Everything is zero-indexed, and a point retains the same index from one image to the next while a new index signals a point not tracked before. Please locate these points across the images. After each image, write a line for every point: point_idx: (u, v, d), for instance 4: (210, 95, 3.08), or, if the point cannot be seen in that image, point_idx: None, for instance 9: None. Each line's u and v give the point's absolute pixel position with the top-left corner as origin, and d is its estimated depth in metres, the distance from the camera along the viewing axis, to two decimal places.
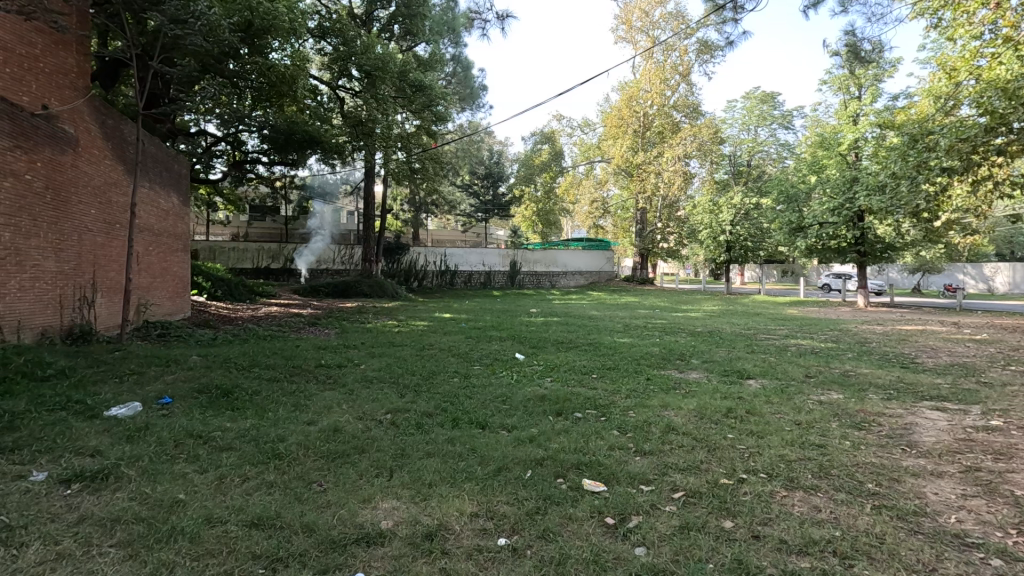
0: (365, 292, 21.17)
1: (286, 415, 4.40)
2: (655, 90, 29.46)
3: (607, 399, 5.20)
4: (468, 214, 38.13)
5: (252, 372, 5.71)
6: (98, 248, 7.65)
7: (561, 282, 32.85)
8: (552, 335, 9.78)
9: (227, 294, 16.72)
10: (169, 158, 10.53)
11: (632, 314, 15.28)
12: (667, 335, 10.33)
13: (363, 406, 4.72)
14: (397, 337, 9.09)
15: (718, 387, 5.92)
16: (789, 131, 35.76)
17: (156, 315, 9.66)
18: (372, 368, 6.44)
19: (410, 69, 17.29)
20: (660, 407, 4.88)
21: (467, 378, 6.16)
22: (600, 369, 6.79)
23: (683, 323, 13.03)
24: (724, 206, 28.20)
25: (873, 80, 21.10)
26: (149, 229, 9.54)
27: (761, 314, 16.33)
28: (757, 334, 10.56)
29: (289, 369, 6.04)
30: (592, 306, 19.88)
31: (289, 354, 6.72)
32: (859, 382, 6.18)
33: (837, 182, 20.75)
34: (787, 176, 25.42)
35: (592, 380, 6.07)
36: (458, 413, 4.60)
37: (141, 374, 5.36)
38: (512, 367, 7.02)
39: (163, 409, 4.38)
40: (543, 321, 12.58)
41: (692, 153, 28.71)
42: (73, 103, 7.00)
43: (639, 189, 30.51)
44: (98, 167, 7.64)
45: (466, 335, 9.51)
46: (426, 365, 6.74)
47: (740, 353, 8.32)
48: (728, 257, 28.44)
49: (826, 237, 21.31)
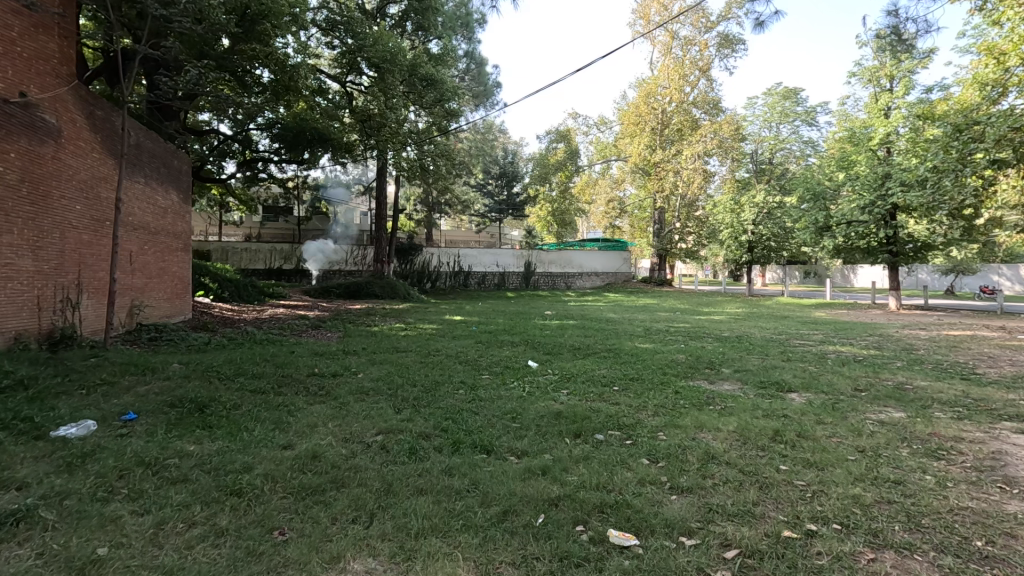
0: (376, 294, 20.68)
1: (261, 436, 3.81)
2: (674, 86, 28.59)
3: (631, 417, 4.55)
4: (482, 214, 37.62)
5: (235, 382, 5.15)
6: (85, 247, 7.19)
7: (577, 283, 32.11)
8: (567, 340, 9.14)
9: (234, 296, 16.33)
10: (169, 154, 10.11)
11: (652, 317, 14.52)
12: (692, 340, 9.62)
13: (352, 425, 4.13)
14: (403, 342, 8.51)
15: (757, 402, 5.22)
16: (813, 127, 34.58)
17: (151, 317, 9.22)
18: (371, 377, 5.86)
19: (422, 63, 16.84)
20: (695, 429, 4.21)
21: (474, 390, 5.54)
22: (622, 379, 6.13)
23: (708, 326, 12.28)
24: (746, 205, 27.18)
25: (906, 71, 20.12)
26: (144, 227, 9.08)
27: (788, 317, 15.49)
28: (790, 339, 9.78)
29: (278, 379, 5.47)
30: (610, 308, 19.17)
31: (281, 362, 6.16)
32: (919, 397, 5.43)
33: (867, 178, 19.73)
34: (814, 173, 24.39)
35: (614, 393, 5.42)
36: (459, 435, 3.98)
37: (112, 385, 4.82)
38: (524, 376, 6.39)
39: (124, 428, 3.83)
40: (557, 324, 11.97)
41: (713, 150, 27.84)
42: (54, 90, 6.52)
43: (657, 188, 29.71)
44: (85, 162, 7.19)
45: (476, 340, 8.91)
46: (429, 375, 6.14)
47: (775, 361, 7.58)
48: (750, 258, 27.43)
49: (855, 236, 20.38)
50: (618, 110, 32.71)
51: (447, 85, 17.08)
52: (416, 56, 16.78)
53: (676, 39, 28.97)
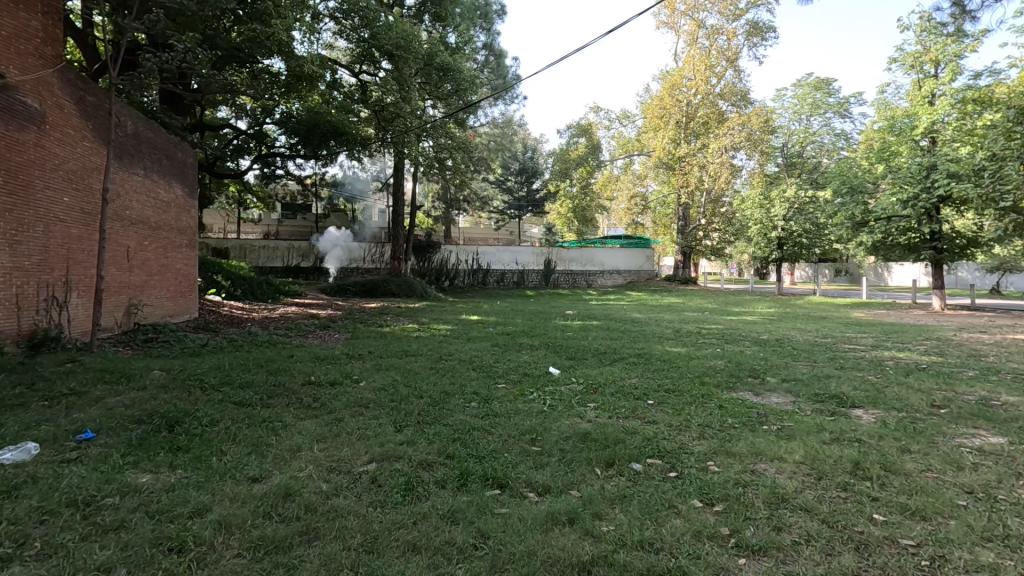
0: (393, 292, 20.18)
1: (231, 464, 3.20)
2: (700, 77, 27.60)
3: (673, 440, 3.83)
4: (501, 210, 37.02)
5: (219, 393, 4.57)
6: (74, 242, 6.72)
7: (598, 281, 31.23)
8: (590, 343, 8.42)
9: (247, 293, 15.91)
10: (172, 146, 9.65)
11: (679, 318, 13.70)
12: (729, 344, 8.80)
13: (343, 449, 3.51)
14: (415, 345, 7.89)
15: (818, 421, 4.46)
16: (846, 119, 33.16)
17: (151, 317, 8.78)
18: (373, 387, 5.24)
19: (438, 51, 16.28)
20: (753, 458, 3.47)
21: (489, 402, 4.89)
22: (656, 391, 5.40)
23: (742, 328, 11.40)
24: (776, 199, 25.92)
25: (953, 56, 18.86)
26: (144, 222, 8.63)
27: (826, 317, 14.51)
28: (835, 343, 8.94)
29: (269, 388, 4.88)
30: (634, 307, 18.39)
31: (276, 368, 5.57)
32: (1013, 416, 4.60)
33: (909, 170, 18.57)
34: (850, 166, 23.12)
35: (649, 408, 4.71)
36: (467, 464, 3.32)
37: (79, 396, 4.27)
38: (546, 386, 5.71)
39: (75, 451, 3.25)
40: (580, 325, 11.23)
41: (741, 143, 26.59)
42: (36, 72, 6.03)
43: (681, 183, 28.74)
44: (74, 150, 6.72)
45: (492, 343, 8.23)
46: (438, 383, 5.50)
47: (827, 368, 6.73)
48: (780, 255, 26.24)
49: (895, 232, 19.21)
50: (642, 103, 31.73)
51: (464, 75, 16.49)
52: (431, 44, 16.21)
53: (702, 29, 28.04)
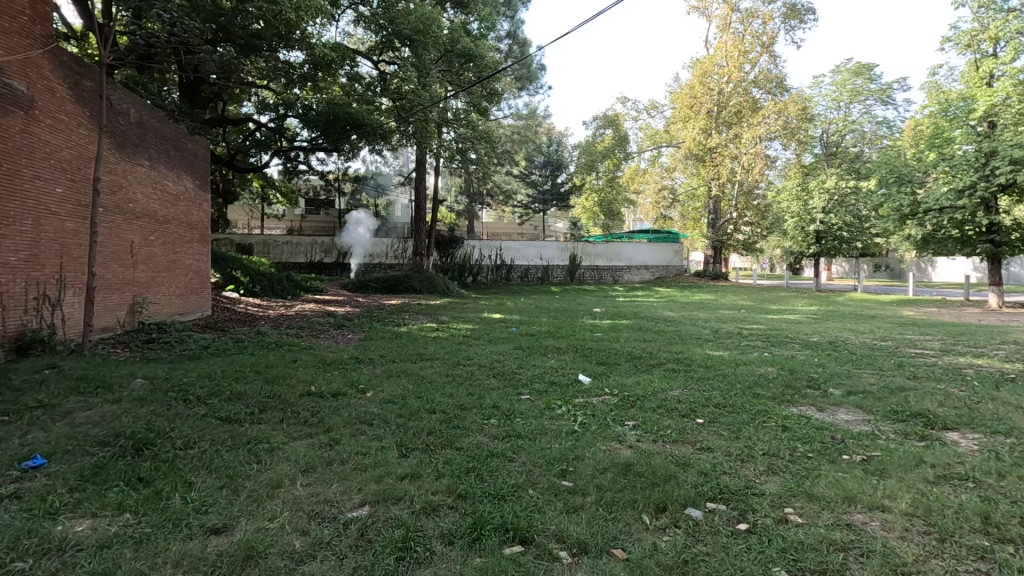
0: (415, 288, 19.74)
1: (195, 504, 2.60)
2: (733, 64, 26.38)
3: (739, 477, 3.10)
4: (525, 205, 36.38)
5: (205, 407, 4.02)
6: (68, 236, 6.29)
7: (625, 277, 30.22)
8: (622, 346, 7.68)
9: (266, 290, 15.52)
10: (183, 137, 9.23)
11: (715, 317, 12.83)
12: (777, 347, 7.98)
13: (334, 484, 2.88)
14: (432, 347, 7.29)
15: (911, 449, 3.68)
16: (889, 106, 31.43)
17: (158, 316, 8.38)
18: (379, 398, 4.62)
19: (460, 36, 15.67)
20: (844, 505, 2.74)
21: (511, 420, 4.22)
22: (705, 406, 4.67)
23: (787, 328, 10.51)
24: (815, 190, 24.51)
25: (1015, 33, 17.41)
26: (150, 215, 8.19)
27: (875, 316, 13.41)
28: (895, 346, 8.02)
29: (263, 401, 4.31)
30: (664, 304, 17.53)
31: (275, 375, 5.01)
32: None
33: (964, 158, 17.28)
34: (896, 153, 21.72)
35: (700, 429, 4.00)
36: (483, 508, 2.67)
37: (46, 410, 3.75)
38: (576, 398, 5.04)
39: (12, 486, 2.71)
40: (609, 324, 10.53)
41: (776, 133, 25.36)
42: (23, 52, 5.57)
43: (712, 175, 27.62)
44: (70, 140, 6.29)
45: (515, 345, 7.56)
46: (453, 394, 4.86)
47: (898, 378, 5.88)
48: (818, 250, 24.45)
49: (948, 224, 17.91)
50: (671, 93, 30.58)
51: (486, 61, 15.86)
52: (452, 29, 15.61)
53: (736, 13, 26.79)
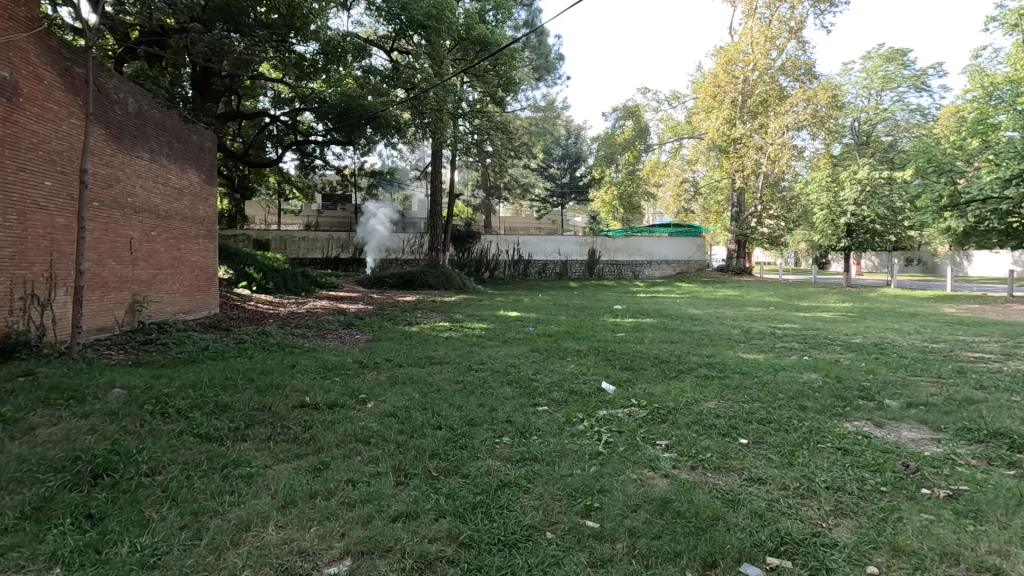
0: (431, 283, 19.34)
1: (142, 555, 2.16)
2: (759, 51, 25.32)
3: (803, 521, 2.55)
4: (543, 198, 35.78)
5: (185, 423, 3.58)
6: (59, 232, 5.96)
7: (645, 273, 29.42)
8: (647, 349, 7.12)
9: (279, 286, 15.23)
10: (186, 128, 8.89)
11: (744, 315, 12.15)
12: (818, 349, 7.33)
13: (314, 528, 2.41)
14: (443, 349, 6.81)
15: (1005, 480, 3.08)
16: (923, 93, 30.07)
17: (161, 315, 8.08)
18: (380, 411, 4.16)
19: (475, 22, 15.14)
20: (941, 564, 2.19)
21: (526, 438, 3.72)
22: (747, 421, 4.11)
23: (824, 327, 9.81)
24: (847, 180, 23.35)
25: None
26: (151, 210, 7.86)
27: (916, 313, 12.59)
28: (948, 349, 7.31)
29: (251, 415, 3.88)
30: (688, 301, 16.84)
31: (269, 383, 4.57)
32: None
33: (1009, 145, 16.22)
34: (935, 141, 20.61)
35: (747, 453, 3.45)
36: (489, 562, 2.19)
37: (6, 425, 3.34)
38: (599, 411, 4.51)
39: None
40: (632, 323, 9.96)
41: (804, 122, 24.27)
42: (5, 35, 5.20)
43: (735, 167, 26.70)
44: (59, 130, 5.96)
45: (531, 347, 7.05)
46: (463, 406, 4.38)
47: (965, 388, 5.22)
48: (850, 244, 23.55)
49: (992, 216, 16.82)
50: (694, 82, 29.62)
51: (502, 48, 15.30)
52: (466, 16, 15.11)
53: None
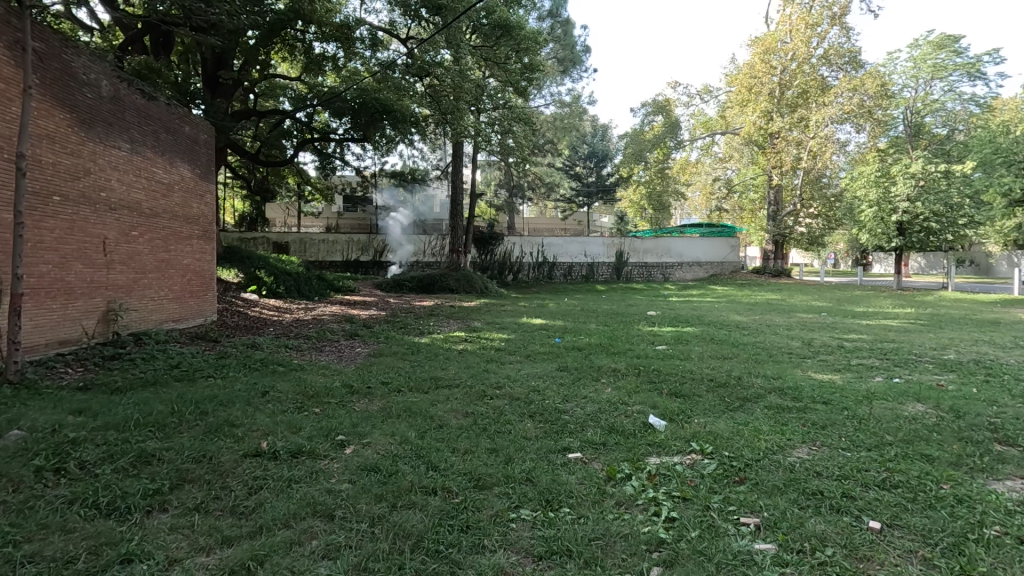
0: (451, 287, 18.38)
1: None
2: (799, 39, 23.73)
3: None
4: (569, 198, 34.63)
5: (77, 487, 2.60)
6: (4, 230, 5.14)
7: (676, 275, 27.95)
8: (698, 368, 5.92)
9: (292, 290, 14.36)
10: (177, 118, 8.05)
11: (796, 323, 10.73)
12: (908, 372, 5.96)
13: None
14: (454, 368, 5.73)
15: None
16: (978, 81, 27.93)
17: (143, 323, 7.26)
18: (360, 464, 3.11)
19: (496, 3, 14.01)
20: None
21: (554, 513, 2.62)
22: (869, 487, 2.91)
23: (900, 339, 8.35)
24: (898, 175, 21.49)
25: None
26: (131, 207, 7.02)
27: (998, 322, 10.92)
28: None
29: (180, 471, 2.88)
30: (727, 305, 15.40)
31: (226, 422, 3.57)
32: None
33: None
34: (998, 131, 18.68)
35: (887, 550, 2.29)
36: None
37: None
38: (653, 461, 3.36)
39: None
40: (673, 335, 8.68)
41: (847, 115, 22.55)
42: None
43: (773, 163, 25.04)
44: (6, 111, 5.13)
45: (560, 365, 5.94)
46: (473, 455, 3.30)
47: None
48: (901, 243, 21.65)
49: None
50: (727, 74, 28.09)
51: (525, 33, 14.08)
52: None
53: None
